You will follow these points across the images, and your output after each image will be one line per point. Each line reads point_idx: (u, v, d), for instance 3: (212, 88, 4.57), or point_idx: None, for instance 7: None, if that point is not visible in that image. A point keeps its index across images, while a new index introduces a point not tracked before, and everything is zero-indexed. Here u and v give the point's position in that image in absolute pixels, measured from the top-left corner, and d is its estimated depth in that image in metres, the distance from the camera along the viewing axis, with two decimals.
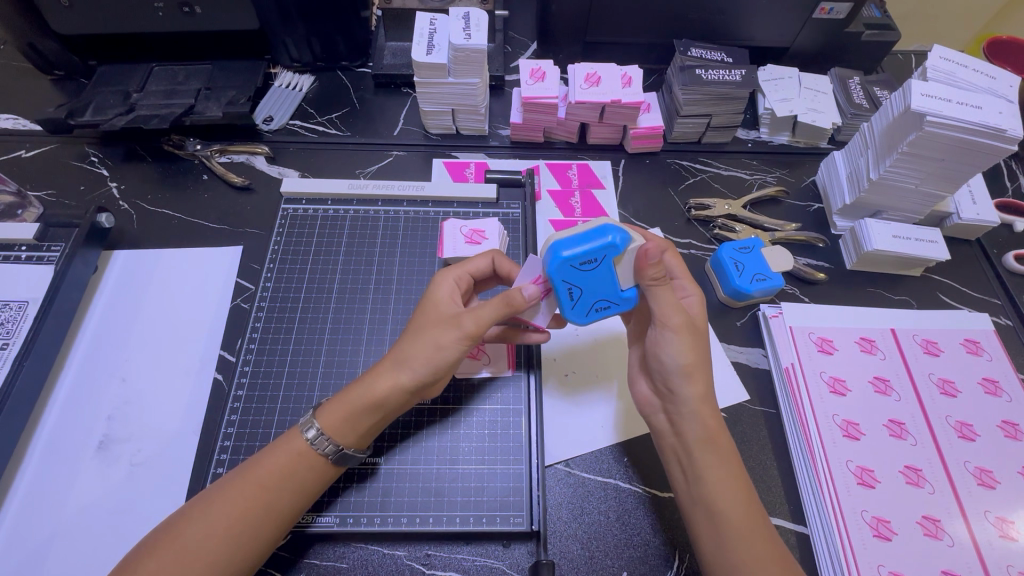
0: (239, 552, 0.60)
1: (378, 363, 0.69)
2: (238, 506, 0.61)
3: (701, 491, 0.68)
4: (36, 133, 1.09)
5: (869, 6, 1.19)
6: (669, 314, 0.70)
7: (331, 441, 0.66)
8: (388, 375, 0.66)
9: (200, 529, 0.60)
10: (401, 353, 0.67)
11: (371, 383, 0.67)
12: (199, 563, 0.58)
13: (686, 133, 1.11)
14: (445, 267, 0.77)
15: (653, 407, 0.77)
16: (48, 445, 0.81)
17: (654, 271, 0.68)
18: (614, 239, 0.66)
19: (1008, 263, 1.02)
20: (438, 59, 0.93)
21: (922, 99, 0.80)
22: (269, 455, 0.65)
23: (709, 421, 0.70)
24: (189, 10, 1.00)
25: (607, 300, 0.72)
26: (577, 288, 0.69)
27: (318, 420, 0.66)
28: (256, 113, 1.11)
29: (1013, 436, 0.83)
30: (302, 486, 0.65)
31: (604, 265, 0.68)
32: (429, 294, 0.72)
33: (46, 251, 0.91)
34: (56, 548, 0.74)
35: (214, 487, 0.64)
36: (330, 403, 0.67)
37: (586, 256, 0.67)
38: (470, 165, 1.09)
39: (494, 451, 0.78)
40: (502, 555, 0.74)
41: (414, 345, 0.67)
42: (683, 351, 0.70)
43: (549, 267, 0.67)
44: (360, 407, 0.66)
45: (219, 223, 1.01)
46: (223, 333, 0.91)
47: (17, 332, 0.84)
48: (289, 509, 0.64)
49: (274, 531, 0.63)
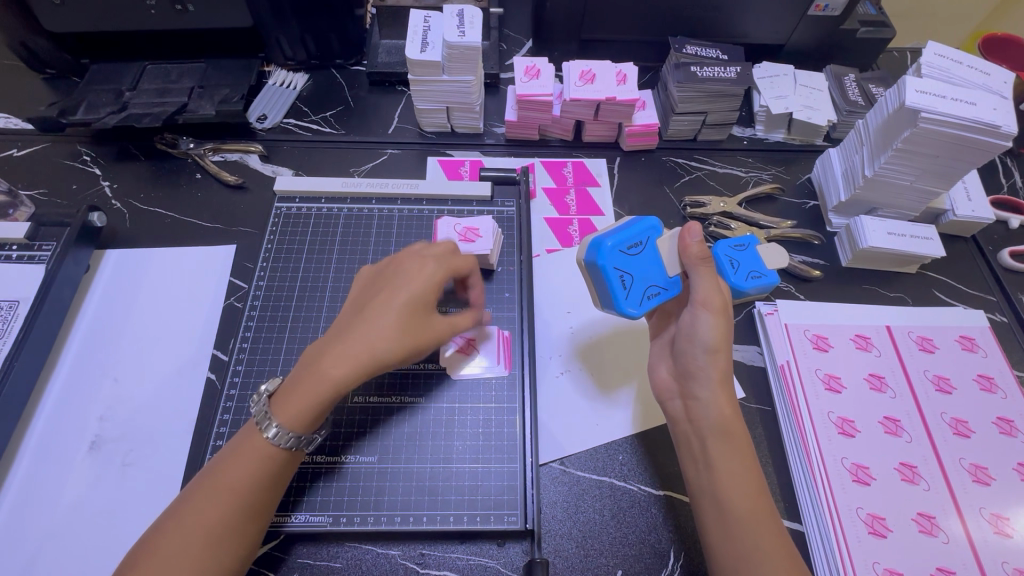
0: (227, 553, 0.60)
1: (335, 360, 0.65)
2: (216, 513, 0.60)
3: (713, 480, 0.67)
4: (28, 132, 1.09)
5: (865, 3, 1.19)
6: (709, 294, 0.71)
7: (288, 433, 0.64)
8: (361, 376, 0.66)
9: (181, 541, 0.59)
10: (370, 355, 0.65)
11: (332, 383, 0.64)
12: (182, 572, 0.57)
13: (681, 130, 1.11)
14: (437, 258, 0.73)
15: (669, 393, 0.77)
16: (40, 446, 0.80)
17: (699, 250, 0.72)
18: (651, 223, 0.76)
19: (1004, 260, 1.01)
20: (432, 56, 0.93)
21: (916, 96, 0.80)
22: (231, 460, 0.64)
23: (726, 410, 0.70)
24: (182, 8, 1.00)
25: (657, 286, 0.75)
26: (628, 274, 0.74)
27: (278, 419, 0.64)
28: (250, 111, 1.11)
29: (1008, 432, 0.83)
30: (272, 479, 0.65)
31: (648, 248, 0.76)
32: (422, 289, 0.69)
33: (37, 250, 0.90)
34: (48, 546, 0.73)
35: (183, 498, 0.62)
36: (291, 403, 0.64)
37: (630, 240, 0.74)
38: (465, 164, 1.09)
39: (486, 449, 0.78)
40: (496, 554, 0.74)
41: (389, 350, 0.66)
42: (718, 328, 0.71)
43: (599, 257, 0.73)
44: (326, 402, 0.64)
45: (213, 222, 1.00)
46: (217, 333, 0.90)
47: (8, 332, 0.83)
48: (265, 505, 0.64)
49: (254, 527, 0.63)
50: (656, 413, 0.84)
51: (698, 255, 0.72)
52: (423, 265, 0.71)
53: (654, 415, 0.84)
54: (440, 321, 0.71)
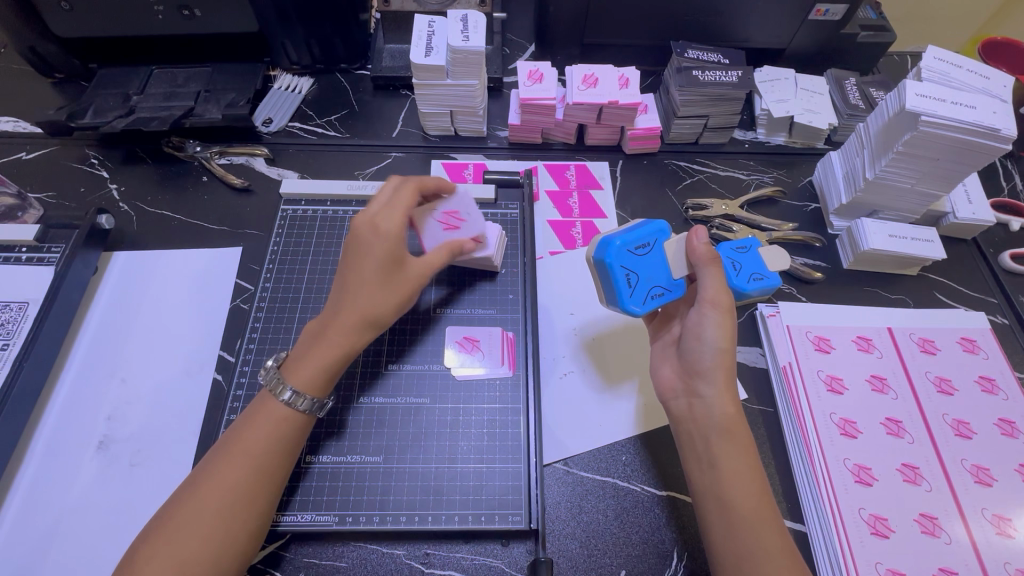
0: (239, 522, 0.61)
1: (338, 322, 0.70)
2: (233, 476, 0.62)
3: (716, 479, 0.68)
4: (38, 135, 1.10)
5: (866, 7, 1.19)
6: (717, 292, 0.72)
7: (307, 398, 0.67)
8: (367, 334, 0.71)
9: (197, 509, 0.60)
10: (370, 315, 0.70)
11: (339, 345, 0.70)
12: (195, 538, 0.58)
13: (683, 133, 1.12)
14: (388, 211, 0.74)
15: (673, 391, 0.77)
16: (50, 445, 0.81)
17: (707, 252, 0.73)
18: (660, 226, 0.77)
19: (1004, 263, 1.02)
20: (436, 61, 0.94)
21: (915, 99, 0.80)
22: (248, 427, 0.66)
23: (729, 409, 0.70)
24: (189, 12, 1.01)
25: (661, 287, 0.76)
26: (634, 273, 0.75)
27: (291, 384, 0.68)
28: (256, 115, 1.12)
29: (1009, 433, 0.83)
30: (287, 444, 0.66)
31: (656, 250, 0.77)
32: (383, 247, 0.71)
33: (46, 252, 0.91)
34: (57, 543, 0.74)
35: (200, 468, 0.63)
36: (300, 368, 0.69)
37: (638, 240, 0.75)
38: (469, 166, 1.10)
39: (491, 449, 0.78)
40: (501, 554, 0.74)
41: (385, 305, 0.71)
42: (725, 326, 0.72)
43: (608, 255, 0.74)
44: (338, 362, 0.70)
45: (219, 225, 1.02)
46: (223, 333, 0.91)
47: (18, 333, 0.84)
48: (281, 471, 0.66)
49: (271, 494, 0.64)
50: (660, 414, 0.85)
51: (707, 255, 0.73)
52: (376, 224, 0.72)
53: (659, 416, 0.84)
54: (414, 263, 0.74)
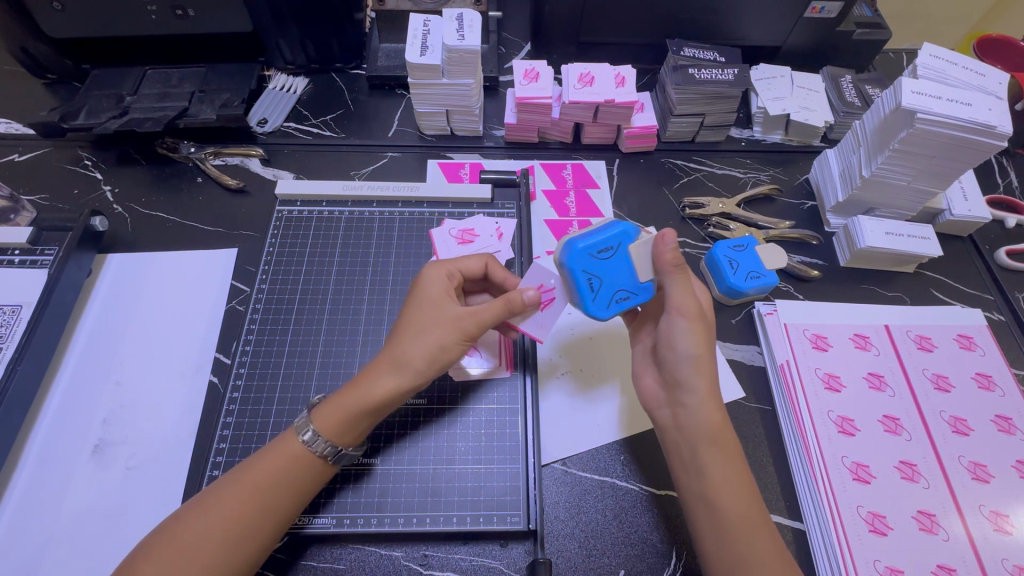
0: (242, 553, 0.61)
1: (375, 363, 0.68)
2: (237, 507, 0.61)
3: (703, 487, 0.68)
4: (30, 137, 1.09)
5: (861, 5, 1.19)
6: (685, 301, 0.72)
7: (321, 439, 0.65)
8: (392, 379, 0.66)
9: (200, 535, 0.59)
10: (399, 356, 0.67)
11: (367, 386, 0.66)
12: (196, 564, 0.58)
13: (680, 132, 1.12)
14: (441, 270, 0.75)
15: (657, 401, 0.77)
16: (44, 449, 0.80)
17: (672, 258, 0.72)
18: (625, 229, 0.75)
19: (1000, 259, 1.02)
20: (432, 60, 0.93)
21: (911, 97, 0.80)
22: (263, 458, 0.65)
23: (713, 417, 0.70)
24: (182, 12, 1.00)
25: (625, 291, 0.75)
26: (595, 276, 0.74)
27: (313, 423, 0.65)
28: (250, 115, 1.11)
29: (1006, 430, 0.83)
30: (299, 486, 0.65)
31: (620, 253, 0.75)
32: (429, 299, 0.72)
33: (40, 254, 0.91)
34: (52, 549, 0.74)
35: (210, 490, 0.63)
36: (325, 405, 0.66)
37: (601, 243, 0.74)
38: (465, 166, 1.10)
39: (489, 451, 0.78)
40: (499, 555, 0.74)
41: (415, 346, 0.68)
42: (693, 334, 0.71)
43: (569, 260, 0.73)
44: (358, 408, 0.65)
45: (214, 225, 1.01)
46: (220, 336, 0.90)
47: (11, 335, 0.84)
48: (288, 506, 0.64)
49: (274, 527, 0.63)
50: (645, 417, 0.84)
51: (671, 263, 0.72)
52: (421, 280, 0.74)
53: (644, 419, 0.84)
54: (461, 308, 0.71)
